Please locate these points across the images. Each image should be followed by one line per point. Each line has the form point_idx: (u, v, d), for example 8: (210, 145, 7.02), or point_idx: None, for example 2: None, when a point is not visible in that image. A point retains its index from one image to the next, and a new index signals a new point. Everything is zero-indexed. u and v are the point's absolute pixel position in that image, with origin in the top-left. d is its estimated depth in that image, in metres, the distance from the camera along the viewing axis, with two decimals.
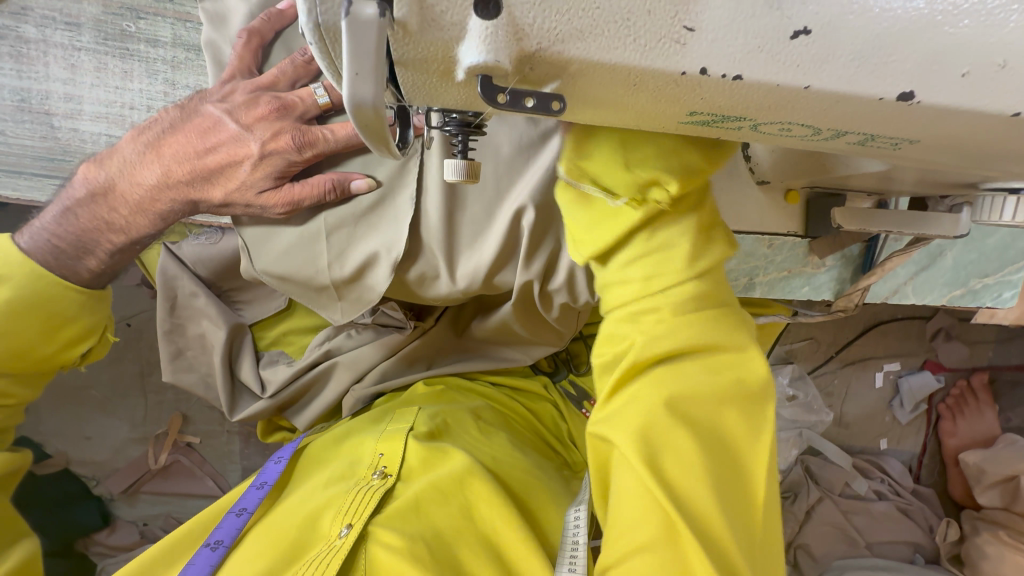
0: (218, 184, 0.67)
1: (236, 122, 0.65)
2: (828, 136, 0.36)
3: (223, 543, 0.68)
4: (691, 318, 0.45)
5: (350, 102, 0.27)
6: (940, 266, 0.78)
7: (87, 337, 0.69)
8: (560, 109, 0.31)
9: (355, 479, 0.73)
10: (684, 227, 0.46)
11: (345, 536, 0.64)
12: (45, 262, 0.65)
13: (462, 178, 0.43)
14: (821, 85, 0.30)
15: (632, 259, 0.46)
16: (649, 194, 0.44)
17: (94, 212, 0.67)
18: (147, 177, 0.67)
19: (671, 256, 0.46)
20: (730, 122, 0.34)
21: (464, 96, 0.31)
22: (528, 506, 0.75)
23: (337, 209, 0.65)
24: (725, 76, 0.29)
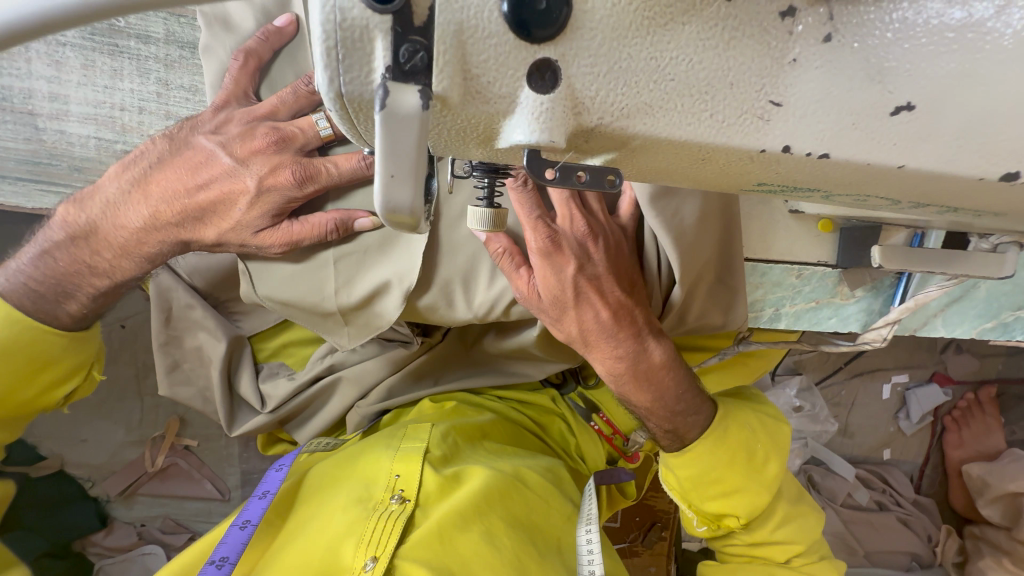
0: (211, 224, 0.62)
1: (230, 156, 0.60)
2: (906, 206, 0.32)
3: (228, 561, 0.64)
4: (781, 512, 0.72)
5: (382, 204, 0.22)
6: (972, 298, 0.75)
7: (73, 375, 0.66)
8: (614, 185, 0.26)
9: (372, 503, 0.69)
10: (759, 477, 0.68)
11: (372, 570, 0.61)
12: (22, 306, 0.61)
13: (485, 228, 0.39)
14: (917, 164, 0.26)
15: (727, 498, 0.68)
16: (715, 522, 0.71)
17: (74, 255, 0.63)
18: (133, 219, 0.62)
19: (765, 496, 0.68)
20: (799, 191, 0.30)
21: (499, 156, 0.27)
22: (546, 528, 0.73)
23: (344, 245, 0.61)
24: (810, 155, 0.25)
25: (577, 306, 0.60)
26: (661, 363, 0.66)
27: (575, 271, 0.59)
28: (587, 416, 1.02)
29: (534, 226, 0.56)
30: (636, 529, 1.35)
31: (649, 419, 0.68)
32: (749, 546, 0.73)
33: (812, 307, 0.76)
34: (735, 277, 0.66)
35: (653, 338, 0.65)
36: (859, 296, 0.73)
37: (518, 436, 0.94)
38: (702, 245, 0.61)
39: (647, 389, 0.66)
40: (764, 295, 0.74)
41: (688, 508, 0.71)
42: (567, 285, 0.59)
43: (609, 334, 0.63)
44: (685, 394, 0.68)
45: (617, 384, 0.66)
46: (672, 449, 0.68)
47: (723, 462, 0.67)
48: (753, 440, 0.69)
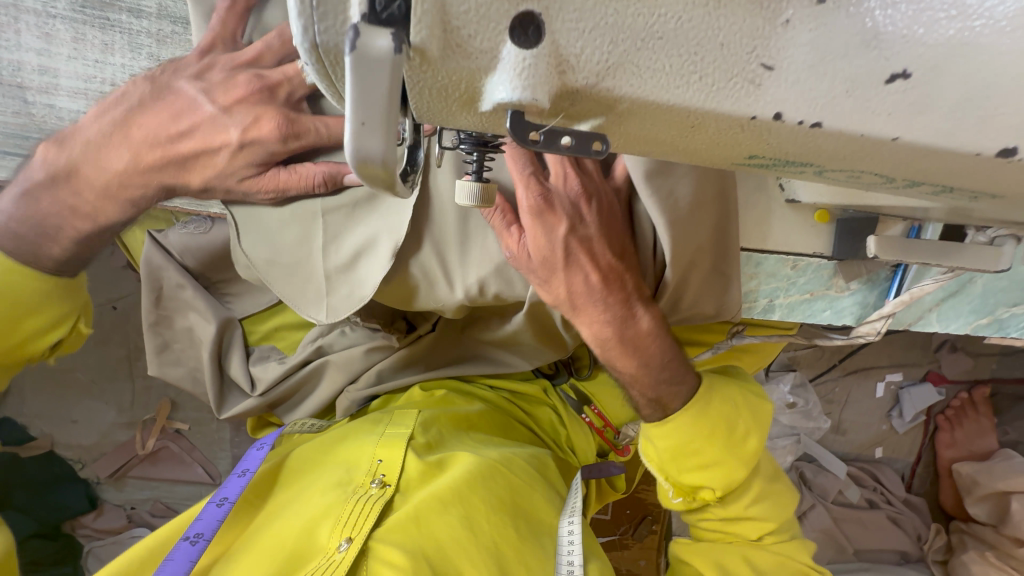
0: (194, 170, 0.62)
1: (212, 103, 0.60)
2: (902, 186, 0.31)
3: (202, 537, 0.63)
4: (757, 489, 0.73)
5: (351, 156, 0.22)
6: (968, 293, 0.74)
7: (61, 324, 0.68)
8: (602, 151, 0.26)
9: (353, 487, 0.69)
10: (737, 451, 0.68)
11: (346, 550, 0.60)
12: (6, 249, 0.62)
13: (474, 203, 0.39)
14: (912, 137, 0.25)
15: (704, 470, 0.68)
16: (692, 496, 0.71)
17: (56, 197, 0.62)
18: (115, 161, 0.61)
19: (741, 469, 0.68)
20: (792, 167, 0.30)
21: (480, 122, 0.27)
22: (529, 512, 0.73)
23: (331, 198, 0.60)
24: (802, 123, 0.24)
25: (566, 268, 0.60)
26: (648, 332, 0.66)
27: (566, 232, 0.59)
28: (579, 408, 1.01)
29: (524, 181, 0.56)
30: (626, 522, 1.36)
31: (633, 386, 0.68)
32: (724, 523, 0.73)
33: (806, 299, 0.75)
34: (731, 264, 0.64)
35: (641, 305, 0.65)
36: (854, 289, 0.73)
37: (506, 428, 0.94)
38: (698, 229, 0.60)
39: (632, 356, 0.66)
40: (759, 286, 0.74)
41: (664, 480, 0.71)
42: (557, 246, 0.59)
43: (596, 299, 0.63)
44: (671, 361, 0.68)
45: (603, 349, 0.66)
46: (654, 418, 0.69)
47: (704, 434, 0.67)
48: (733, 415, 0.69)
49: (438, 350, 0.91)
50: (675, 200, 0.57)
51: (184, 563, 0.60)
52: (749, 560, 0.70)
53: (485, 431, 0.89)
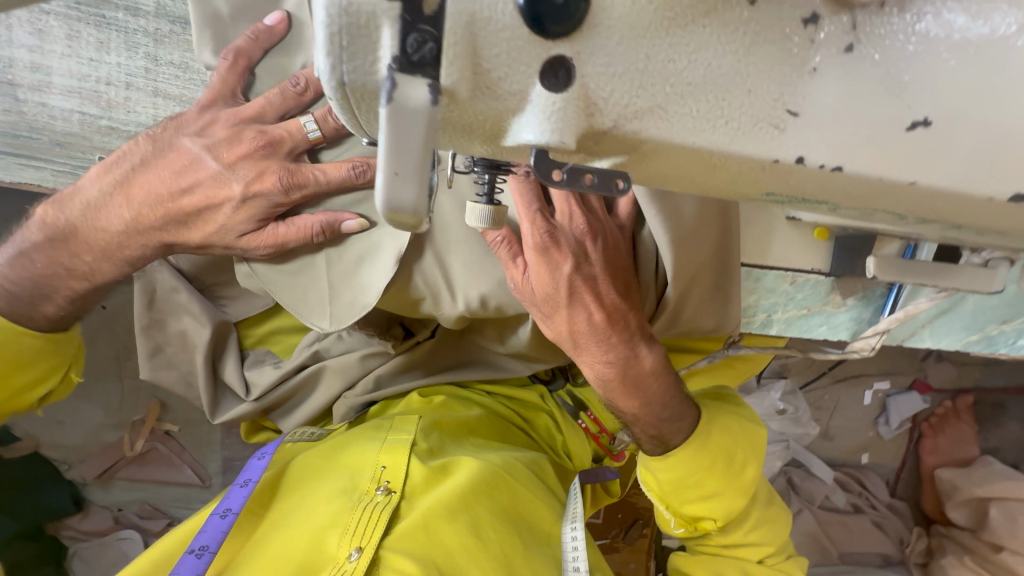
0: (196, 227, 0.61)
1: (217, 161, 0.58)
2: (912, 222, 0.31)
3: (208, 550, 0.63)
4: (755, 513, 0.74)
5: (383, 204, 0.21)
6: (959, 310, 0.76)
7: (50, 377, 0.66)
8: (624, 188, 0.25)
9: (358, 494, 0.69)
10: (737, 480, 0.69)
11: (357, 560, 0.61)
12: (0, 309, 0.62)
13: (485, 225, 0.38)
14: (929, 181, 0.25)
15: (705, 500, 0.69)
16: (693, 524, 0.71)
17: (53, 257, 0.62)
18: (114, 221, 0.61)
19: (739, 496, 0.69)
20: (806, 203, 0.30)
21: (503, 155, 0.26)
22: (532, 520, 0.74)
23: (334, 245, 0.59)
24: (823, 167, 0.25)
25: (569, 305, 0.59)
26: (651, 370, 0.66)
27: (570, 270, 0.58)
28: (575, 415, 1.02)
29: (531, 218, 0.55)
30: (617, 525, 1.37)
31: (635, 425, 0.68)
32: (722, 547, 0.73)
33: (803, 314, 0.76)
34: (732, 284, 0.66)
35: (644, 344, 0.65)
36: (849, 305, 0.74)
37: (504, 433, 0.94)
38: (699, 246, 0.61)
39: (635, 395, 0.66)
40: (757, 301, 0.75)
41: (666, 511, 0.72)
42: (561, 284, 0.58)
43: (600, 336, 0.62)
44: (673, 401, 0.68)
45: (605, 388, 0.66)
46: (655, 453, 0.68)
47: (704, 465, 0.68)
48: (732, 445, 0.70)
49: (438, 354, 0.90)
50: (679, 214, 0.58)
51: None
52: (744, 571, 0.71)
53: (484, 436, 0.90)
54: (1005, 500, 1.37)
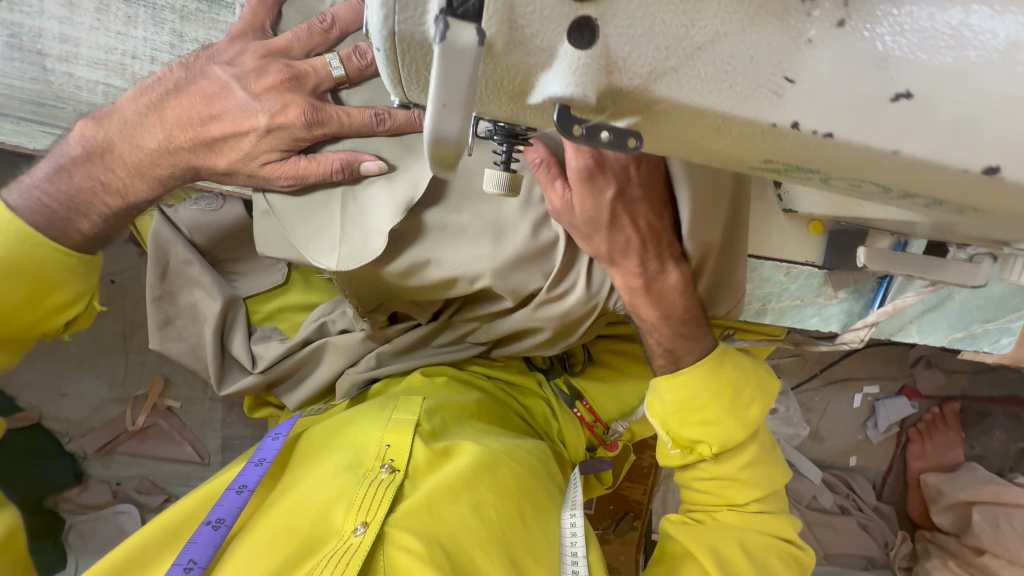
0: (222, 153, 0.64)
1: (245, 90, 0.62)
2: (897, 197, 0.34)
3: (224, 523, 0.66)
4: (754, 461, 0.76)
5: (430, 135, 0.24)
6: (946, 308, 0.79)
7: (79, 303, 0.66)
8: (636, 147, 0.28)
9: (363, 471, 0.71)
10: (739, 417, 0.72)
11: (362, 535, 0.63)
12: (33, 223, 0.61)
13: (500, 190, 0.41)
14: (911, 151, 0.28)
15: (705, 425, 0.72)
16: (693, 449, 0.75)
17: (89, 172, 0.63)
18: (148, 141, 0.63)
19: (739, 431, 0.72)
20: (801, 174, 0.33)
21: (508, 113, 0.29)
22: (533, 503, 0.76)
23: (350, 185, 0.62)
24: (816, 132, 0.27)
25: (609, 228, 0.61)
26: (677, 287, 0.70)
27: (613, 195, 0.59)
28: (570, 403, 1.04)
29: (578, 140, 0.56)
30: (609, 517, 1.39)
31: (651, 335, 0.74)
32: (716, 483, 0.77)
33: (796, 304, 0.79)
34: (739, 257, 0.69)
35: (672, 263, 0.68)
36: (841, 297, 0.77)
37: (504, 417, 0.97)
38: (715, 214, 0.64)
39: (656, 307, 0.71)
40: (753, 291, 0.79)
41: (665, 433, 0.75)
42: (602, 208, 0.60)
43: (633, 254, 0.65)
44: (690, 318, 0.73)
45: (631, 298, 0.70)
46: (666, 371, 0.74)
47: (709, 391, 0.71)
48: (737, 386, 0.72)
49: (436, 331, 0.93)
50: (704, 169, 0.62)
51: (207, 549, 0.63)
52: (741, 543, 0.74)
53: (485, 419, 0.92)
54: (988, 505, 1.39)
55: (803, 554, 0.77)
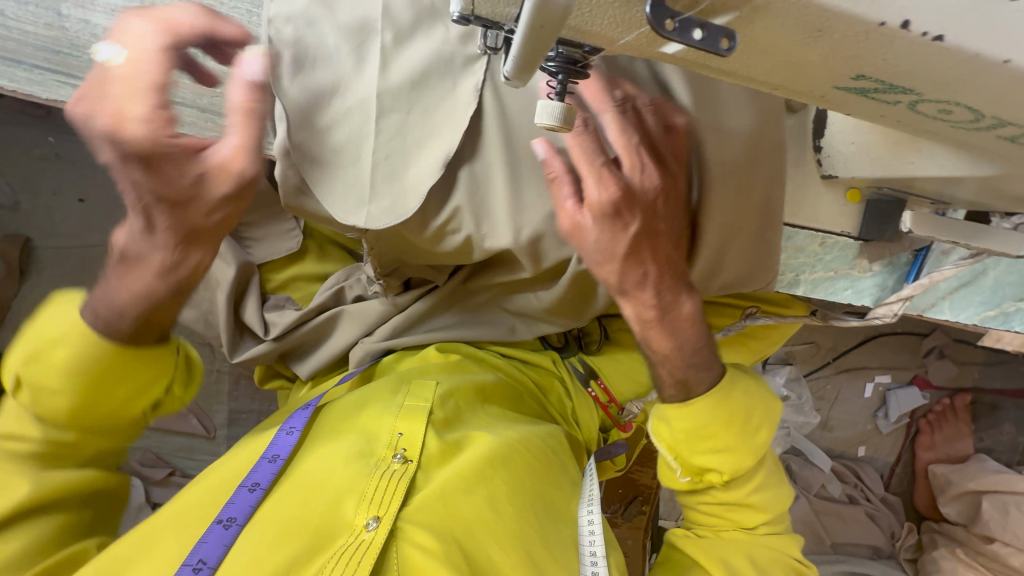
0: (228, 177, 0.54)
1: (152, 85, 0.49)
2: (985, 126, 0.32)
3: (236, 522, 0.60)
4: (759, 482, 0.74)
5: None
6: (979, 285, 0.78)
7: (143, 391, 0.62)
8: (727, 50, 0.26)
9: (375, 460, 0.67)
10: (749, 447, 0.70)
11: (375, 530, 0.60)
12: (92, 330, 0.58)
13: (555, 123, 0.39)
14: (1021, 61, 0.26)
15: (718, 452, 0.69)
16: (705, 476, 0.72)
17: (128, 274, 0.58)
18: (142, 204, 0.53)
19: (746, 455, 0.70)
20: (889, 92, 0.31)
21: (581, 20, 0.29)
22: (551, 498, 0.74)
23: (386, 132, 0.58)
24: (925, 35, 0.25)
25: (626, 258, 0.61)
26: (689, 315, 0.67)
27: (633, 227, 0.59)
28: (585, 382, 1.03)
29: (597, 174, 0.56)
30: (618, 500, 1.38)
31: (663, 365, 0.68)
32: (721, 507, 0.74)
33: (828, 276, 0.78)
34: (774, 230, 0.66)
35: (685, 292, 0.66)
36: (875, 270, 0.76)
37: (520, 398, 0.94)
38: (740, 193, 0.62)
39: (668, 337, 0.67)
40: (785, 261, 0.77)
41: (672, 459, 0.72)
42: (619, 236, 0.59)
43: (646, 281, 0.63)
44: (702, 348, 0.69)
45: (641, 328, 0.67)
46: (675, 400, 0.69)
47: (722, 418, 0.68)
48: (751, 414, 0.70)
49: (451, 305, 0.92)
50: (719, 156, 0.59)
51: (218, 549, 0.58)
52: (750, 555, 0.70)
53: (499, 404, 0.89)
54: (997, 493, 1.38)
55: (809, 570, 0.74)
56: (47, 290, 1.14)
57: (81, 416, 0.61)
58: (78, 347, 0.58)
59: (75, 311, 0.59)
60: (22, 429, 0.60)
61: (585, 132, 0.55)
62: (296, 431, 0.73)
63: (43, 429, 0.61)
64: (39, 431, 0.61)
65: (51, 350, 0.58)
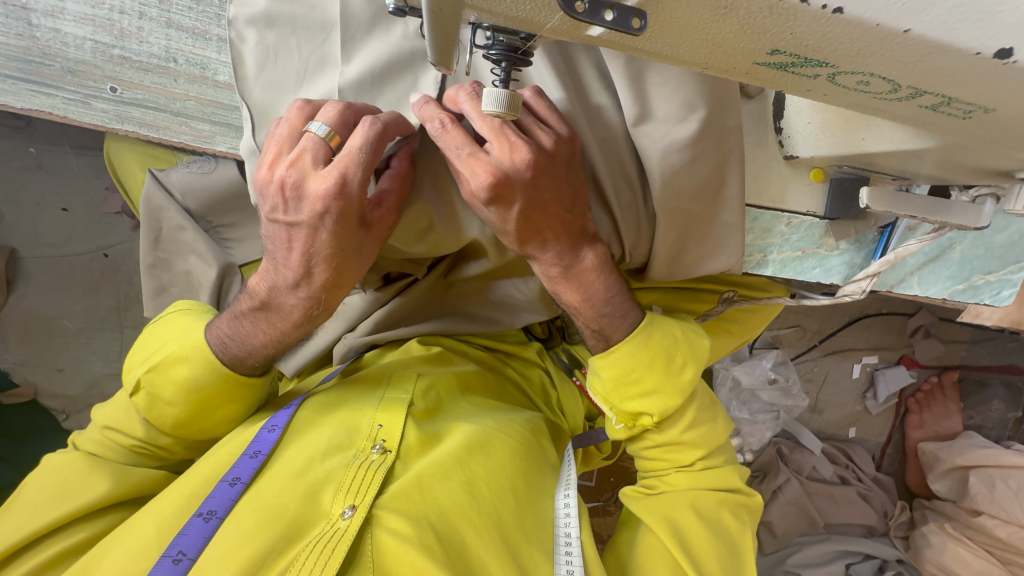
0: (343, 275, 0.62)
1: (291, 216, 0.56)
2: (905, 96, 0.34)
3: (216, 515, 0.61)
4: (695, 423, 0.73)
5: None
6: (947, 259, 0.79)
7: (237, 412, 0.71)
8: (639, 28, 0.29)
9: (354, 452, 0.69)
10: (675, 388, 0.68)
11: (350, 518, 0.62)
12: (230, 363, 0.67)
13: (500, 110, 0.40)
14: (921, 31, 0.27)
15: (646, 395, 0.68)
16: (639, 419, 0.70)
17: (259, 326, 0.66)
18: (291, 296, 0.63)
19: (670, 395, 0.68)
20: (808, 67, 0.32)
21: (508, 8, 0.31)
22: (529, 484, 0.75)
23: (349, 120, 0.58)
24: (826, 8, 0.26)
25: (522, 234, 0.59)
26: (594, 267, 0.65)
27: (521, 207, 0.56)
28: (570, 371, 1.05)
29: (466, 165, 0.52)
30: (610, 488, 1.39)
31: (578, 317, 0.68)
32: (658, 447, 0.73)
33: (797, 257, 0.78)
34: (730, 213, 0.66)
35: (586, 244, 0.64)
36: (843, 248, 0.77)
37: (504, 388, 0.96)
38: (692, 178, 0.62)
39: (577, 288, 0.66)
40: (753, 242, 0.77)
41: (608, 409, 0.71)
42: (513, 219, 0.57)
43: (545, 244, 0.62)
44: (615, 296, 0.67)
45: (550, 284, 0.67)
46: (597, 348, 0.70)
47: (644, 361, 0.67)
48: (677, 357, 0.68)
49: (431, 299, 0.91)
50: (670, 144, 0.59)
51: (198, 541, 0.59)
52: (693, 504, 0.70)
53: (481, 392, 0.91)
54: (984, 468, 1.39)
55: (751, 498, 0.75)
56: (34, 299, 1.16)
57: (182, 429, 0.70)
58: (196, 369, 0.67)
59: (201, 335, 0.68)
60: (129, 426, 0.70)
61: (448, 129, 0.52)
62: (278, 428, 0.72)
63: (148, 431, 0.70)
64: (145, 432, 0.70)
65: (173, 369, 0.67)
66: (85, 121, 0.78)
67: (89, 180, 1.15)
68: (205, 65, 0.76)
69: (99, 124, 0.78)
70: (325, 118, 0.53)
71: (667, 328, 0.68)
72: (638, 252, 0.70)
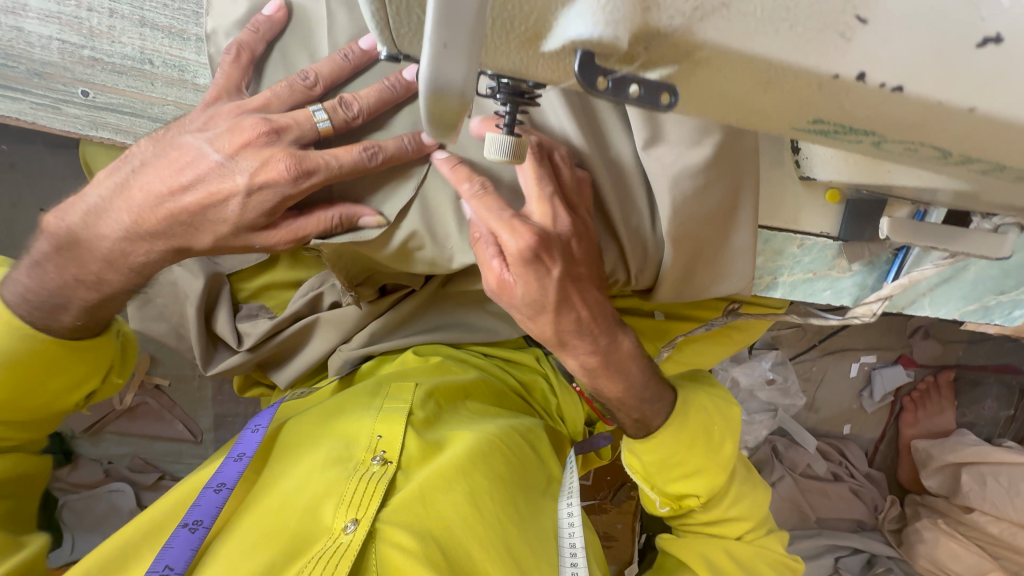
0: (203, 229, 0.58)
1: (219, 152, 0.55)
2: (954, 163, 0.31)
3: (202, 525, 0.60)
4: (739, 486, 0.73)
5: (434, 80, 0.25)
6: (959, 280, 0.76)
7: (85, 379, 0.68)
8: (668, 104, 0.27)
9: (354, 463, 0.67)
10: (721, 466, 0.68)
11: (353, 533, 0.60)
12: (32, 320, 0.62)
13: (504, 158, 0.37)
14: (987, 109, 0.26)
15: (690, 476, 0.68)
16: (684, 500, 0.69)
17: (61, 268, 0.60)
18: (114, 225, 0.59)
19: (713, 472, 0.68)
20: (852, 135, 0.30)
21: (514, 66, 0.28)
22: (529, 496, 0.74)
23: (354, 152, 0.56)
24: (884, 85, 0.25)
25: (556, 310, 0.57)
26: (630, 353, 0.65)
27: (560, 273, 0.56)
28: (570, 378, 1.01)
29: (509, 225, 0.52)
30: (606, 487, 1.40)
31: (619, 411, 0.66)
32: (703, 524, 0.72)
33: (807, 278, 0.76)
34: (742, 237, 0.63)
35: (623, 331, 0.64)
36: (855, 270, 0.74)
37: (501, 396, 0.93)
38: (703, 204, 0.59)
39: (618, 380, 0.64)
40: (763, 264, 0.74)
41: (649, 490, 0.69)
42: (551, 290, 0.56)
43: (580, 326, 0.60)
44: (652, 382, 0.67)
45: (590, 379, 0.65)
46: (638, 436, 0.67)
47: (686, 442, 0.67)
48: (717, 437, 0.68)
49: (428, 309, 0.89)
50: (683, 169, 0.56)
51: (185, 552, 0.58)
52: (733, 553, 0.70)
53: (481, 399, 0.89)
54: (976, 465, 1.41)
55: (798, 563, 0.74)
56: None
57: (11, 409, 0.64)
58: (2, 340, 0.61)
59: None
60: None
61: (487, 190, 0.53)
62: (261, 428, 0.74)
63: None
64: None
65: None
66: (56, 127, 0.72)
67: (67, 179, 1.09)
68: (184, 68, 0.71)
69: (71, 131, 0.73)
70: (334, 117, 0.54)
71: (705, 407, 0.69)
72: (644, 278, 0.66)
